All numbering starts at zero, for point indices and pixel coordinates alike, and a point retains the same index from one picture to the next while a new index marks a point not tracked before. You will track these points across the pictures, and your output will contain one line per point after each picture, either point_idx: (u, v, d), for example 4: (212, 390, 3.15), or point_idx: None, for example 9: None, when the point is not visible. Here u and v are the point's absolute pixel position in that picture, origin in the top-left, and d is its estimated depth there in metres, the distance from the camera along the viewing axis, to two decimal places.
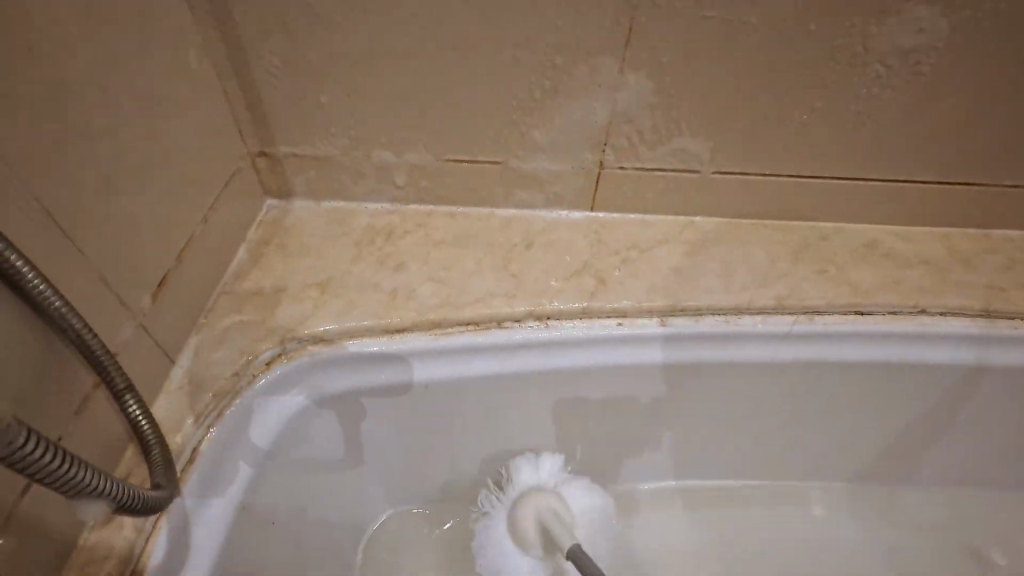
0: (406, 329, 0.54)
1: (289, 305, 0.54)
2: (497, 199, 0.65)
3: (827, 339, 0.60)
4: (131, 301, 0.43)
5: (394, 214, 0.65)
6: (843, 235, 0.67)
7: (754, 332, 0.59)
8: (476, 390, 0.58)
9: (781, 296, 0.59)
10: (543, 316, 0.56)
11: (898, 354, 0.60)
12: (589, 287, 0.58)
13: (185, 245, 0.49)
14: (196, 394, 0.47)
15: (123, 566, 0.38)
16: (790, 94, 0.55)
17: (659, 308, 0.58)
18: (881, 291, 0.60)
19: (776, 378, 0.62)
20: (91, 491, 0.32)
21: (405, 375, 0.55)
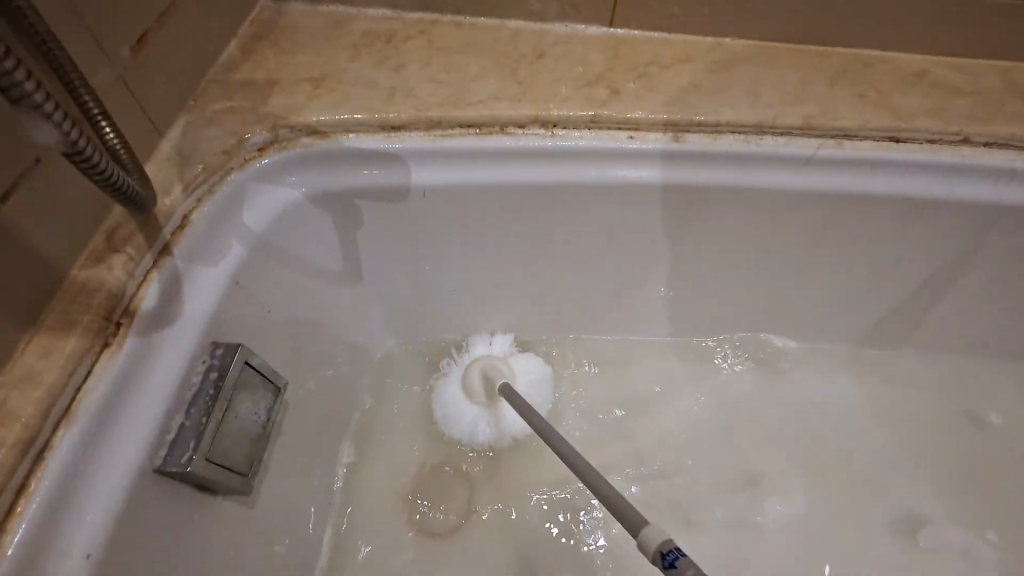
0: (403, 127, 0.52)
1: (282, 95, 0.51)
2: (508, 7, 0.60)
3: (854, 169, 0.55)
4: (112, 47, 0.41)
5: (395, 20, 0.60)
6: (889, 63, 0.60)
7: (775, 156, 0.55)
8: (477, 203, 0.56)
9: (811, 116, 0.54)
10: (549, 123, 0.53)
11: (936, 189, 0.55)
12: (601, 97, 0.54)
13: (170, 9, 0.46)
14: (185, 165, 0.45)
15: (114, 301, 0.38)
16: None
17: (675, 123, 0.54)
18: (923, 117, 0.55)
19: (796, 212, 0.58)
20: (89, 168, 0.31)
21: (402, 180, 0.53)
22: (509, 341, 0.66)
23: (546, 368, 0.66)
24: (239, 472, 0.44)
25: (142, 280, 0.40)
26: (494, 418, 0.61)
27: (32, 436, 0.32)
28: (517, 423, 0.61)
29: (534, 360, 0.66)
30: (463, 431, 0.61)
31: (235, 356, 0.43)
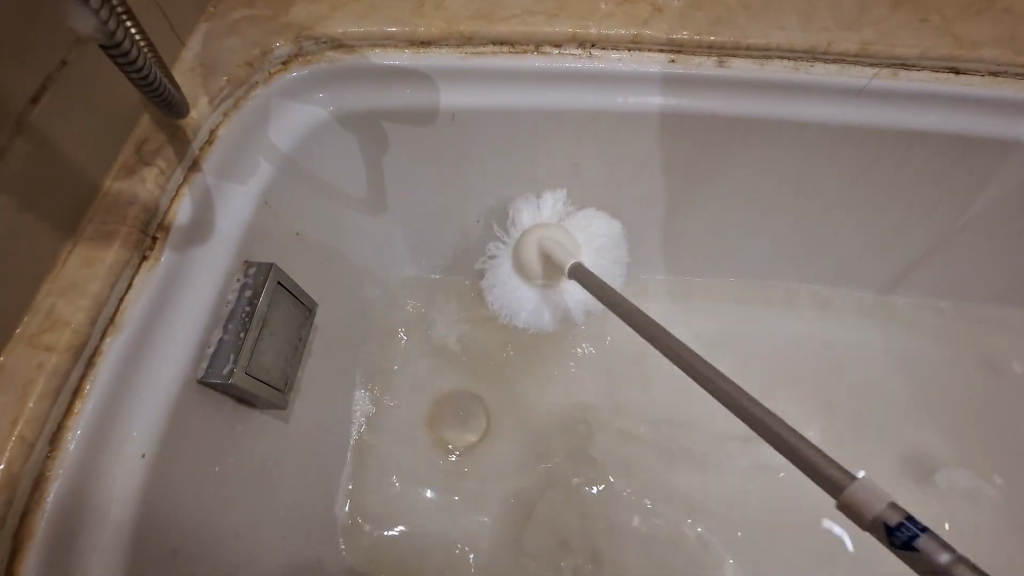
0: (432, 43, 0.49)
1: (303, 3, 0.48)
2: None
3: (906, 103, 0.52)
4: None
5: None
6: None
7: (823, 86, 0.52)
8: (506, 129, 0.54)
9: (868, 41, 0.50)
10: (587, 43, 0.50)
11: (988, 128, 0.53)
12: (644, 14, 0.50)
13: None
14: (209, 77, 0.43)
15: (148, 215, 0.38)
16: None
17: (721, 46, 0.50)
18: (990, 46, 0.51)
19: (837, 149, 0.55)
20: (124, 62, 0.30)
21: (431, 101, 0.51)
22: (561, 201, 0.58)
23: (615, 229, 0.60)
24: (276, 387, 0.45)
25: (175, 196, 0.39)
26: (551, 302, 0.59)
27: (81, 342, 0.33)
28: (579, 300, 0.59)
29: (596, 217, 0.59)
30: (520, 303, 0.58)
31: (268, 276, 0.43)
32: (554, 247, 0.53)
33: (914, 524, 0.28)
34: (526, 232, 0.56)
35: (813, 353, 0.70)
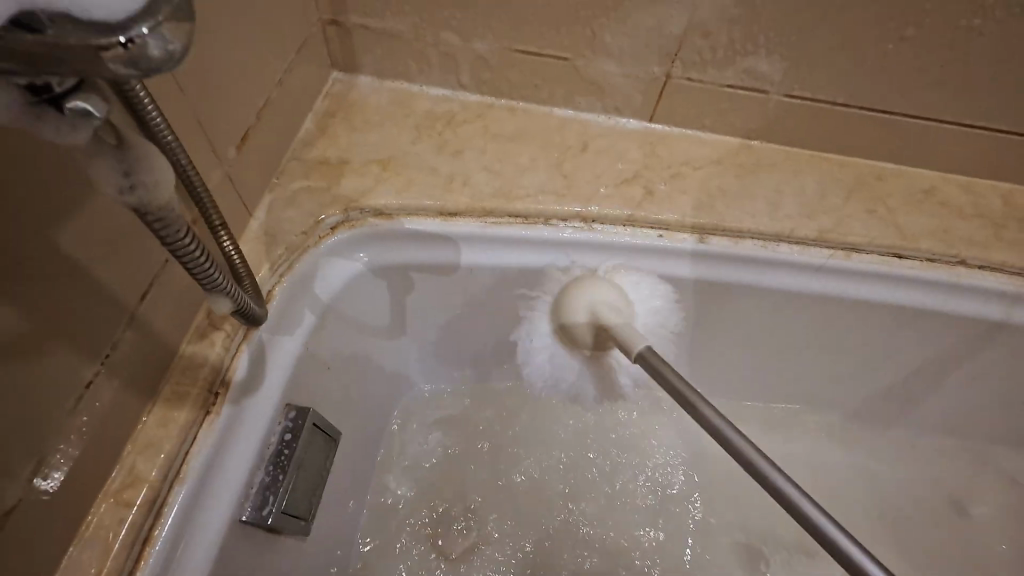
0: (459, 213, 0.58)
1: (353, 177, 0.58)
2: (557, 99, 0.65)
3: (859, 278, 0.61)
4: (221, 150, 0.47)
5: (453, 101, 0.65)
6: (901, 178, 0.65)
7: (789, 262, 0.60)
8: (517, 282, 0.61)
9: (825, 229, 0.60)
10: (589, 219, 0.59)
11: (926, 301, 0.62)
12: (638, 197, 0.60)
13: (264, 104, 0.52)
14: (271, 244, 0.52)
15: (214, 375, 0.45)
16: (884, 14, 0.52)
17: (702, 226, 0.60)
18: (927, 237, 0.61)
19: (803, 309, 0.64)
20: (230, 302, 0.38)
21: (453, 257, 0.59)
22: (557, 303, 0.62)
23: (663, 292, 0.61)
24: (301, 515, 0.51)
25: (236, 351, 0.46)
26: (586, 372, 0.61)
27: (153, 497, 0.39)
28: (584, 396, 0.67)
29: (643, 278, 0.60)
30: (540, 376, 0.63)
31: (306, 418, 0.49)
32: (603, 309, 0.54)
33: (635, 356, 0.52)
34: (567, 293, 0.57)
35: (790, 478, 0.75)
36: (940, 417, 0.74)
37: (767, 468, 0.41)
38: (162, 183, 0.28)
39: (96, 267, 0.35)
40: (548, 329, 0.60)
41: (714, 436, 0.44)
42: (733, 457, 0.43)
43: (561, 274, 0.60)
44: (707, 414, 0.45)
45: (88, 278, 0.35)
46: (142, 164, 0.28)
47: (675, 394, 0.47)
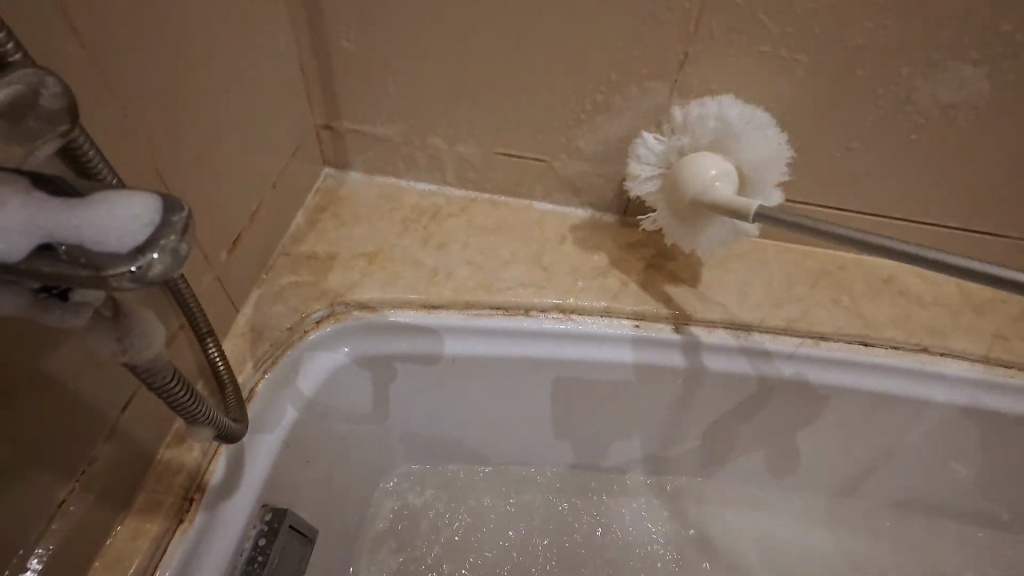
0: (441, 305, 0.60)
1: (339, 272, 0.60)
2: (537, 194, 0.69)
3: (829, 365, 0.63)
4: (211, 255, 0.49)
5: (438, 195, 0.69)
6: (862, 267, 0.69)
7: (761, 350, 0.63)
8: (499, 370, 0.63)
9: (792, 318, 0.63)
10: (568, 309, 0.61)
11: (895, 387, 0.64)
12: (614, 288, 0.63)
13: (257, 206, 0.55)
14: (255, 343, 0.53)
15: (190, 480, 0.44)
16: (830, 130, 0.58)
17: (676, 316, 0.62)
18: (890, 326, 0.64)
19: (778, 394, 0.65)
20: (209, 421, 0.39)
21: (436, 346, 0.60)
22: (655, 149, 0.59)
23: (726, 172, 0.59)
24: None
25: (213, 455, 0.46)
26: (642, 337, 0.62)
27: None
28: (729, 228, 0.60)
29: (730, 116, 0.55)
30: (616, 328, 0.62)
31: (281, 521, 0.48)
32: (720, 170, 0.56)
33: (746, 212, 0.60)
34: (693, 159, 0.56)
35: (767, 553, 0.77)
36: (922, 499, 0.74)
37: (995, 269, 0.40)
38: (152, 341, 0.31)
39: (77, 387, 0.36)
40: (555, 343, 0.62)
41: (926, 264, 0.42)
42: (980, 280, 0.40)
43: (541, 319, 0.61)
44: (897, 245, 0.43)
45: (69, 398, 0.36)
46: (135, 333, 0.30)
47: (899, 253, 0.43)
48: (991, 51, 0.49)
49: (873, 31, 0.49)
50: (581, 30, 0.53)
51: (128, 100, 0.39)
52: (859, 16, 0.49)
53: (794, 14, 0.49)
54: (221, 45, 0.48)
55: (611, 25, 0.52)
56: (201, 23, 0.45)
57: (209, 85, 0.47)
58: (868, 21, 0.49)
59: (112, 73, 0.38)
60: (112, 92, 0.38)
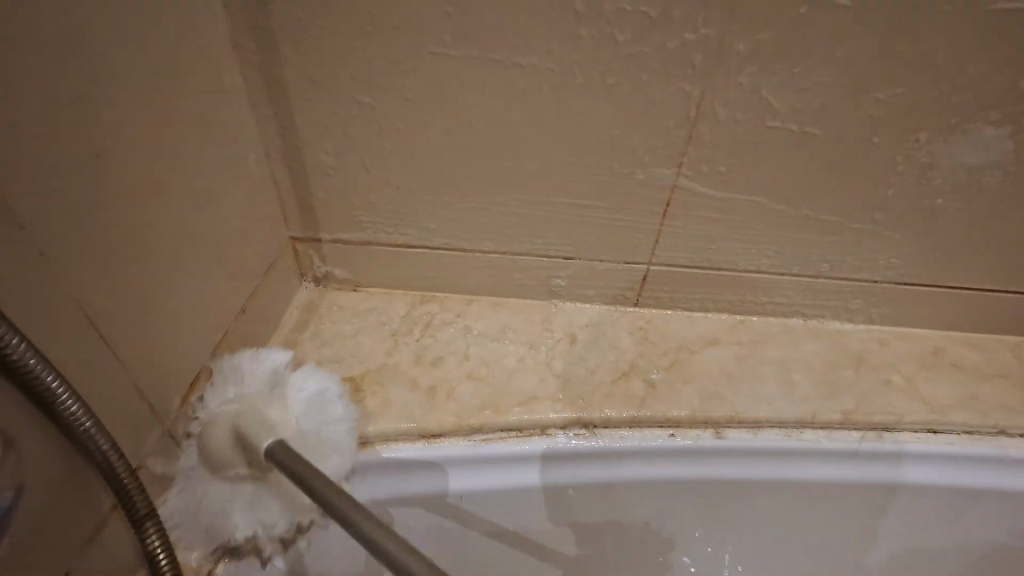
0: (443, 433, 0.51)
1: None
2: (538, 292, 0.62)
3: (897, 460, 0.55)
4: (160, 405, 0.42)
5: (431, 302, 0.62)
6: (905, 341, 0.62)
7: (818, 450, 0.54)
8: (517, 504, 0.52)
9: (848, 410, 0.55)
10: (590, 423, 0.53)
11: (976, 478, 0.55)
12: (641, 391, 0.55)
13: (221, 338, 0.48)
14: (217, 508, 0.44)
15: None
16: (850, 202, 0.54)
17: (715, 419, 0.54)
18: (956, 408, 0.56)
19: (846, 500, 0.56)
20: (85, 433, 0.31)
21: (439, 484, 0.50)
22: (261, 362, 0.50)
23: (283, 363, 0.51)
24: None
25: None
26: (414, 445, 0.50)
27: None
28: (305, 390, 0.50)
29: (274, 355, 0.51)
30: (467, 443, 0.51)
31: None
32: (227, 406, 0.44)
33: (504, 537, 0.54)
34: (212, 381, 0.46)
35: None
36: None
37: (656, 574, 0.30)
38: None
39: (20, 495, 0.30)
40: (379, 479, 0.50)
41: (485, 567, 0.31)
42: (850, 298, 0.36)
43: (413, 463, 0.50)
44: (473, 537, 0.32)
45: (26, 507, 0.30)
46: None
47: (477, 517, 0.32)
48: (1014, 112, 0.47)
49: (885, 100, 0.47)
50: (576, 122, 0.50)
51: (71, 255, 0.33)
52: (871, 87, 0.46)
53: (802, 89, 0.46)
54: (192, 175, 0.43)
55: (607, 115, 0.49)
56: (167, 159, 0.40)
57: (174, 223, 0.41)
58: (879, 91, 0.46)
59: (43, 232, 0.31)
60: (48, 254, 0.32)
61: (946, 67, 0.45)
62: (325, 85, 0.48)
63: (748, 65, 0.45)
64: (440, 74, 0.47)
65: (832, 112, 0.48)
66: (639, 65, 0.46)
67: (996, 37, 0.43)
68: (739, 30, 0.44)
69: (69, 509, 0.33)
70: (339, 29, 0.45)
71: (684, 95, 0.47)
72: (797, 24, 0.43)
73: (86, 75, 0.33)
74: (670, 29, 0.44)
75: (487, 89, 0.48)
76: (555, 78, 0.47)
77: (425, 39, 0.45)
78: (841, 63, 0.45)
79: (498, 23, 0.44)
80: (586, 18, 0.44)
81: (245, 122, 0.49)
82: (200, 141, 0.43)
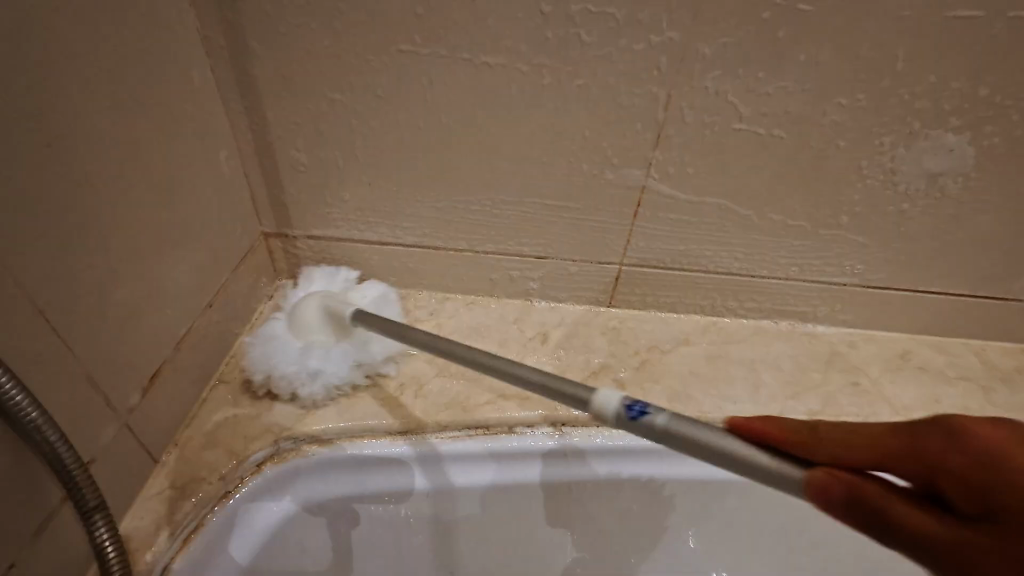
0: (412, 430, 0.51)
1: (288, 400, 0.51)
2: (511, 291, 0.62)
3: None
4: (120, 401, 0.41)
5: (404, 300, 0.62)
6: (873, 344, 0.63)
7: None
8: (485, 503, 0.52)
9: (814, 411, 0.56)
10: (559, 422, 0.53)
11: None
12: (610, 390, 0.55)
13: (188, 333, 0.48)
14: (176, 503, 0.43)
15: None
16: (818, 205, 0.54)
17: (683, 419, 0.54)
18: (921, 410, 0.57)
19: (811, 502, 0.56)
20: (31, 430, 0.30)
21: (406, 481, 0.50)
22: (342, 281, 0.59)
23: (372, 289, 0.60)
24: None
25: None
26: (381, 442, 0.50)
27: None
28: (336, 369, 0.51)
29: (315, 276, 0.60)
30: (433, 443, 0.51)
31: None
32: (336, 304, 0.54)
33: (472, 535, 0.54)
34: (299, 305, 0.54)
35: None
36: None
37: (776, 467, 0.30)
38: None
39: None
40: (345, 476, 0.49)
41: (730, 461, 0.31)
42: None
43: (378, 461, 0.50)
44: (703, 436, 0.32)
45: None
46: None
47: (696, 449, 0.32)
48: (973, 119, 0.48)
49: (848, 105, 0.48)
50: (545, 122, 0.50)
51: (23, 244, 0.33)
52: (834, 92, 0.47)
53: (767, 93, 0.47)
54: (158, 167, 0.43)
55: (578, 115, 0.49)
56: (131, 150, 0.40)
57: (137, 216, 0.41)
58: (843, 97, 0.47)
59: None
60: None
61: (906, 73, 0.46)
62: (294, 81, 0.48)
63: (713, 69, 0.46)
64: (409, 72, 0.47)
65: (797, 117, 0.48)
66: (607, 67, 0.46)
67: (953, 45, 0.44)
68: (704, 34, 0.44)
69: (13, 503, 0.32)
70: (308, 25, 0.45)
71: (652, 96, 0.48)
72: (761, 29, 0.44)
73: (42, 64, 0.32)
74: (637, 32, 0.44)
75: (457, 88, 0.48)
76: (524, 78, 0.47)
77: (395, 37, 0.45)
78: (805, 67, 0.46)
79: (466, 22, 0.44)
80: (553, 19, 0.44)
81: (215, 117, 0.49)
82: (166, 134, 0.43)
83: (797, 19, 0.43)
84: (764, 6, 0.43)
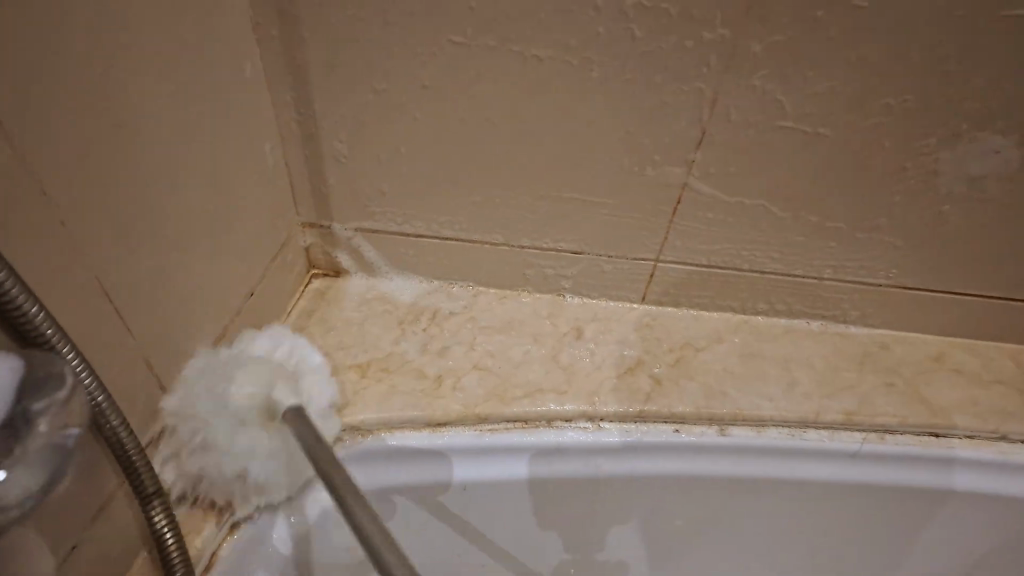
0: (449, 422, 0.51)
1: None
2: (544, 286, 0.63)
3: (896, 462, 0.55)
4: None
5: (437, 293, 0.62)
6: (906, 345, 0.63)
7: (819, 451, 0.55)
8: (520, 496, 0.52)
9: (849, 410, 0.56)
10: (595, 417, 0.53)
11: (975, 483, 0.56)
12: (646, 386, 0.55)
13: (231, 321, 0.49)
14: None
15: None
16: (858, 204, 0.54)
17: (719, 416, 0.54)
18: (957, 412, 0.57)
19: (844, 502, 0.56)
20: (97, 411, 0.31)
21: (444, 473, 0.50)
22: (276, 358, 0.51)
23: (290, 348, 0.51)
24: None
25: None
26: (421, 433, 0.51)
27: None
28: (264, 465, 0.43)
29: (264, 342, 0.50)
30: (472, 437, 0.51)
31: None
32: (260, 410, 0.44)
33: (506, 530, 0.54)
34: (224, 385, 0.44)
35: None
36: None
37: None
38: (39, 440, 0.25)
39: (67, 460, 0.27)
40: (387, 466, 0.50)
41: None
42: None
43: (419, 451, 0.50)
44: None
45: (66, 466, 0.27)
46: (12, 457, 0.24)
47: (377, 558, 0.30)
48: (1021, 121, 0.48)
49: (895, 105, 0.48)
50: (589, 117, 0.50)
51: (88, 228, 0.33)
52: (881, 91, 0.47)
53: (813, 92, 0.47)
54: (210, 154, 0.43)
55: (622, 111, 0.49)
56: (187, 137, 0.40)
57: (190, 204, 0.41)
58: (890, 96, 0.47)
59: (65, 204, 0.31)
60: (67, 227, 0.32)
61: (956, 73, 0.45)
62: (342, 73, 0.48)
63: (762, 66, 0.46)
64: (457, 66, 0.47)
65: (842, 115, 0.48)
66: (655, 63, 0.46)
67: (1006, 46, 0.44)
68: (755, 31, 0.44)
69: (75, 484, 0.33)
70: (359, 16, 0.45)
71: (698, 93, 0.48)
72: (812, 27, 0.44)
73: (113, 49, 0.33)
74: (688, 28, 0.44)
75: (503, 82, 0.48)
76: (571, 73, 0.47)
77: (445, 30, 0.45)
78: (854, 66, 0.46)
79: (518, 16, 0.45)
80: (605, 14, 0.44)
81: (261, 107, 0.49)
82: (218, 122, 0.43)
83: (849, 18, 0.43)
84: (817, 4, 0.43)
